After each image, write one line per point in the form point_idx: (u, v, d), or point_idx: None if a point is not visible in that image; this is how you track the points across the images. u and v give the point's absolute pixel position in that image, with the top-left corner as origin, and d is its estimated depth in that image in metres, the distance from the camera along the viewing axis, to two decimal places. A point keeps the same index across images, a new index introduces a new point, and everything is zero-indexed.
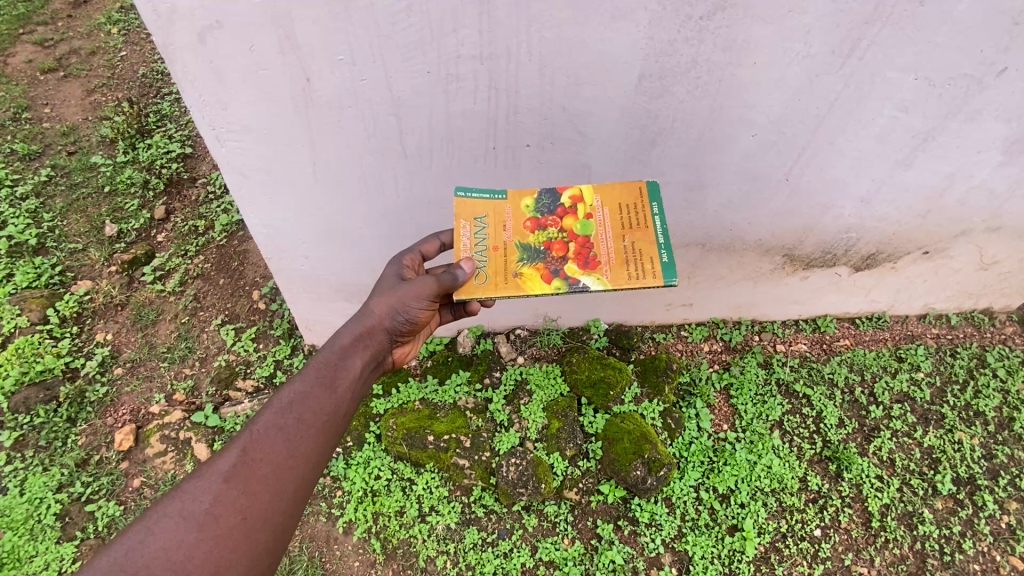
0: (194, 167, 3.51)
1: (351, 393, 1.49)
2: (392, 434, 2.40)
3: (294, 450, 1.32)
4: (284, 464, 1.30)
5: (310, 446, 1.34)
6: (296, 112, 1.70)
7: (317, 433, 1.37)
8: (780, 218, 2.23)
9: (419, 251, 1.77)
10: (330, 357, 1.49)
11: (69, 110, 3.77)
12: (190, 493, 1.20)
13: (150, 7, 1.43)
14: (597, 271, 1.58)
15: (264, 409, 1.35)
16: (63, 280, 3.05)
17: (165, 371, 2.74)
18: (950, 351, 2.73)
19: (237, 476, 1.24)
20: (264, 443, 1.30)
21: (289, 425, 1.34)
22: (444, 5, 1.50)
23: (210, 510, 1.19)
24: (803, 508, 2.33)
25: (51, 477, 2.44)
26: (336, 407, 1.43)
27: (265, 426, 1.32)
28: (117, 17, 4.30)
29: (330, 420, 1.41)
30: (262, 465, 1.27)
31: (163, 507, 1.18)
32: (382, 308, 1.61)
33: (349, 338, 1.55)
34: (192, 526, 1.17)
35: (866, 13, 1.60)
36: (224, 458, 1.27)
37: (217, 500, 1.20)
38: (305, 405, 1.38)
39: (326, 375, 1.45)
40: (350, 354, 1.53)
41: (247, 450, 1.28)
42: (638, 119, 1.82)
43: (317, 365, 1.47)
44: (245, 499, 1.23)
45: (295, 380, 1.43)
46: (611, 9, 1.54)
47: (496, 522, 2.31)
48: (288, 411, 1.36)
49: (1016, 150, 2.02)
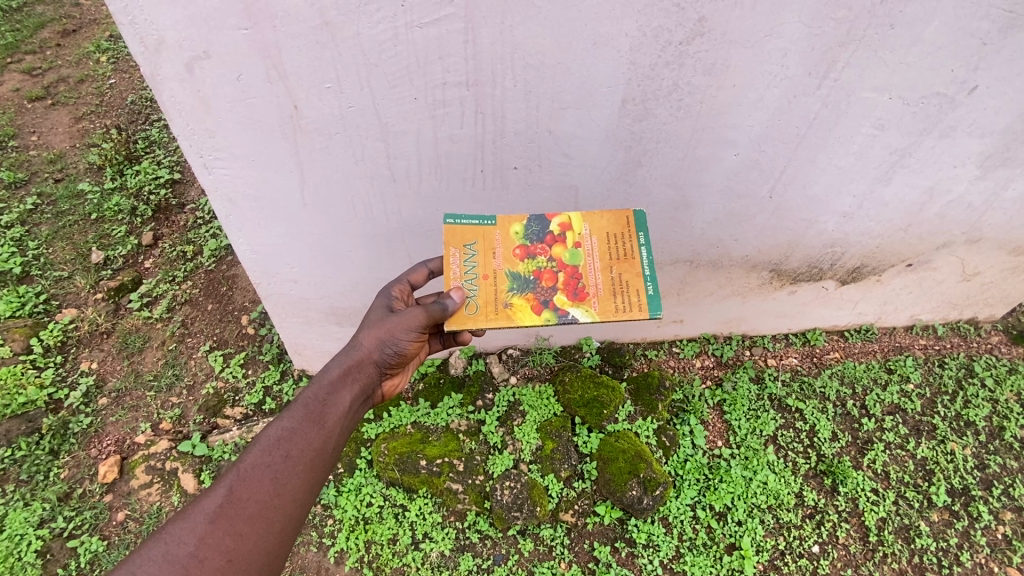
0: (183, 193, 3.51)
1: (340, 428, 1.47)
2: (384, 459, 2.35)
3: (280, 489, 1.30)
4: (271, 504, 1.28)
5: (297, 485, 1.32)
6: (284, 139, 1.71)
7: (305, 470, 1.35)
8: (765, 234, 2.27)
9: (408, 280, 1.76)
10: (318, 391, 1.48)
11: (57, 138, 3.77)
12: (175, 535, 1.18)
13: (138, 39, 1.44)
14: (586, 303, 1.60)
15: (251, 446, 1.33)
16: (48, 309, 3.00)
17: (151, 400, 2.69)
18: (939, 362, 2.77)
19: (223, 516, 1.23)
20: (251, 482, 1.28)
21: (275, 463, 1.32)
22: (430, 33, 1.53)
23: (195, 552, 1.17)
24: (800, 524, 2.32)
25: (33, 512, 2.37)
26: (324, 442, 1.41)
27: (252, 465, 1.30)
28: (106, 45, 4.34)
29: (319, 457, 1.39)
30: (248, 505, 1.25)
31: (148, 549, 1.16)
32: (370, 341, 1.60)
33: (338, 372, 1.53)
34: (176, 570, 1.15)
35: (840, 36, 1.65)
36: (210, 497, 1.25)
37: (202, 542, 1.19)
38: (293, 442, 1.36)
39: (315, 410, 1.44)
40: (339, 388, 1.51)
41: (234, 490, 1.26)
42: (623, 141, 1.86)
43: (306, 400, 1.45)
44: (231, 540, 1.21)
45: (283, 416, 1.41)
46: (593, 35, 1.57)
47: (491, 548, 2.26)
48: (275, 449, 1.34)
49: (991, 164, 2.07)
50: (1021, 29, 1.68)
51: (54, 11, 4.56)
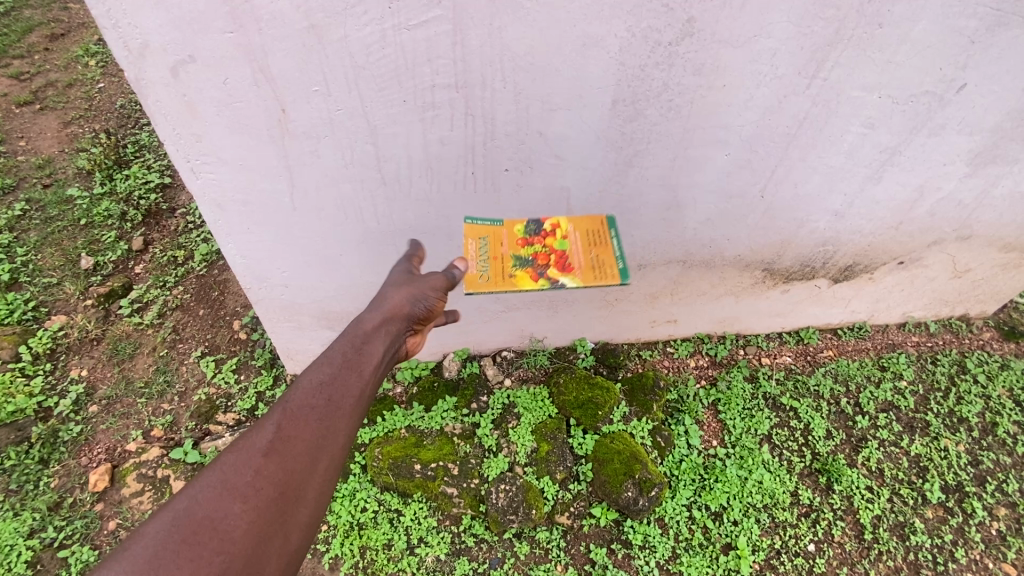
0: (174, 197, 3.49)
1: (380, 376, 1.38)
2: (378, 464, 2.34)
3: (330, 428, 1.21)
4: (321, 442, 1.18)
5: (346, 424, 1.23)
6: (272, 143, 1.70)
7: (353, 411, 1.26)
8: (758, 233, 2.27)
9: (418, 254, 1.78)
10: (357, 337, 1.40)
11: (45, 143, 3.73)
12: (231, 465, 1.10)
13: (121, 44, 1.43)
14: (572, 274, 1.85)
15: (297, 385, 1.24)
16: (37, 316, 2.96)
17: (142, 408, 2.66)
18: (931, 358, 2.78)
19: (276, 449, 1.13)
20: (302, 419, 1.19)
21: (321, 404, 1.22)
22: (418, 35, 1.52)
23: (252, 483, 1.08)
24: (795, 523, 2.32)
25: (22, 522, 2.33)
26: (368, 387, 1.33)
27: (301, 403, 1.21)
28: (95, 49, 4.32)
29: (365, 401, 1.30)
30: (297, 442, 1.16)
31: (203, 480, 1.07)
32: (401, 294, 1.55)
33: (373, 320, 1.46)
34: (235, 499, 1.06)
35: (829, 35, 1.65)
36: (261, 430, 1.16)
37: (258, 473, 1.09)
38: (339, 383, 1.28)
39: (356, 355, 1.35)
40: (377, 336, 1.43)
41: (285, 424, 1.17)
42: (614, 142, 1.85)
43: (345, 346, 1.37)
44: (285, 474, 1.11)
45: (325, 360, 1.32)
46: (583, 36, 1.57)
47: (487, 551, 2.25)
48: (319, 390, 1.24)
49: (980, 162, 2.08)
50: (1008, 27, 1.68)
51: (42, 14, 4.52)
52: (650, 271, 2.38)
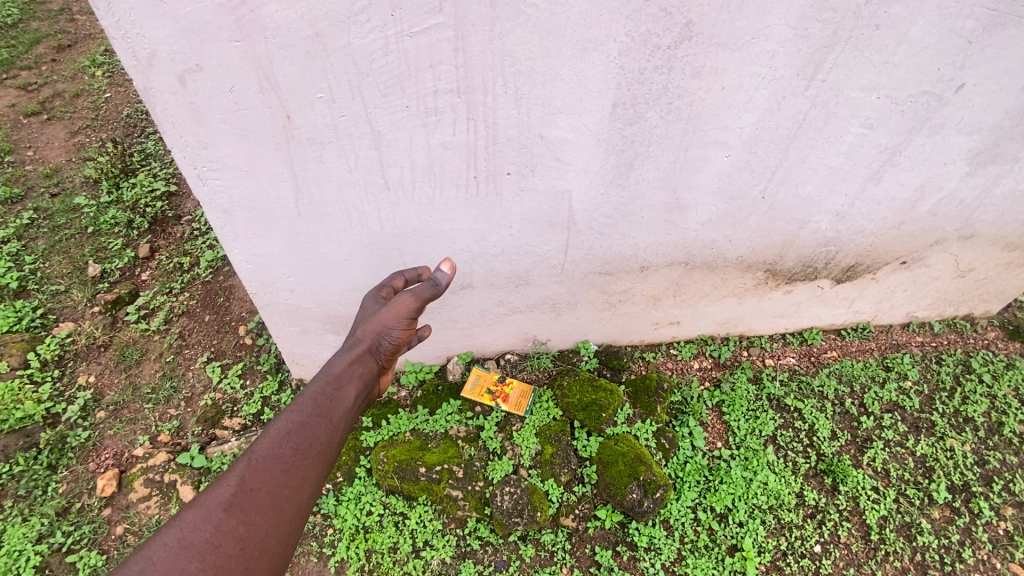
0: (179, 205, 3.54)
1: (345, 423, 1.44)
2: (383, 467, 2.35)
3: (292, 479, 1.27)
4: (282, 494, 1.24)
5: (307, 477, 1.29)
6: (278, 149, 1.72)
7: (316, 461, 1.32)
8: (759, 234, 2.28)
9: (391, 286, 1.86)
10: (325, 385, 1.46)
11: (52, 152, 3.77)
12: (191, 522, 1.13)
13: (130, 53, 1.45)
14: None
15: (263, 437, 1.30)
16: (45, 323, 2.98)
17: (149, 413, 2.68)
18: (936, 358, 2.78)
19: (238, 505, 1.18)
20: (264, 472, 1.24)
21: (287, 455, 1.28)
22: (421, 42, 1.54)
23: (211, 539, 1.13)
24: (802, 524, 2.31)
25: (31, 528, 2.32)
26: (331, 436, 1.39)
27: (264, 455, 1.26)
28: (102, 60, 4.40)
29: (327, 451, 1.36)
30: (260, 495, 1.21)
31: (162, 537, 1.11)
32: (367, 335, 1.63)
33: (342, 366, 1.53)
34: (193, 556, 1.10)
35: (825, 38, 1.67)
36: (223, 486, 1.20)
37: (218, 530, 1.14)
38: (302, 434, 1.33)
39: (322, 403, 1.42)
40: (344, 383, 1.50)
41: (246, 479, 1.22)
42: (616, 144, 1.87)
43: (312, 394, 1.42)
44: (245, 528, 1.17)
45: (291, 409, 1.37)
46: (582, 40, 1.59)
47: (492, 554, 2.25)
48: (286, 440, 1.31)
49: (981, 161, 2.09)
50: (1005, 28, 1.70)
51: (49, 27, 4.60)
52: (652, 273, 2.40)
